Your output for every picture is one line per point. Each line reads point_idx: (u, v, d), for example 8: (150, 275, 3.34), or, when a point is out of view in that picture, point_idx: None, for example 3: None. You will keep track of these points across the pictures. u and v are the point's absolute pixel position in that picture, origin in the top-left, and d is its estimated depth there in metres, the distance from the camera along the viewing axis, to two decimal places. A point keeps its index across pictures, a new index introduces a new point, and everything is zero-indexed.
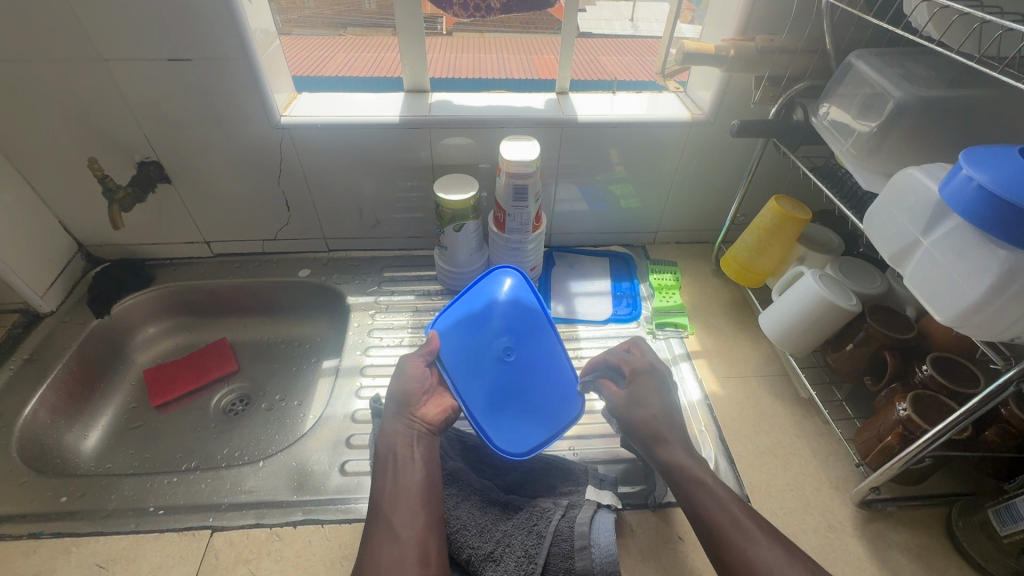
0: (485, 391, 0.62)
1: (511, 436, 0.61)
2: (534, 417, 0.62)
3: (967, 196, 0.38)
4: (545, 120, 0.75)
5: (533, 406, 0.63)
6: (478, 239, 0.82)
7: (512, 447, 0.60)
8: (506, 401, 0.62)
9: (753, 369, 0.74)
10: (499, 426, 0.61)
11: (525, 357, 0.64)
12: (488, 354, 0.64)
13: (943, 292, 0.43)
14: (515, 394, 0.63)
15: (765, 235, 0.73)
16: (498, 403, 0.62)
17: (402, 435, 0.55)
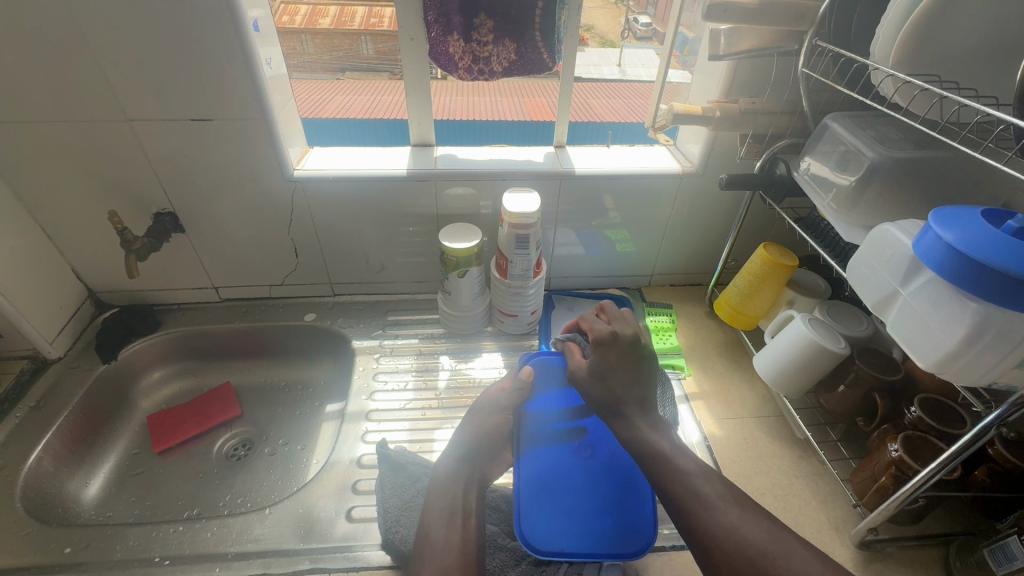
0: (543, 463, 0.63)
1: (541, 520, 0.59)
2: (570, 516, 0.59)
3: (937, 253, 0.42)
4: (544, 173, 0.80)
5: (576, 506, 0.60)
6: (481, 284, 0.85)
7: (536, 532, 0.58)
8: (556, 486, 0.62)
9: (749, 410, 0.76)
10: (536, 505, 0.60)
11: (593, 453, 0.64)
12: (566, 432, 0.66)
13: (922, 340, 0.46)
14: (567, 484, 0.62)
15: (755, 280, 0.76)
16: (549, 483, 0.62)
17: (464, 485, 0.59)
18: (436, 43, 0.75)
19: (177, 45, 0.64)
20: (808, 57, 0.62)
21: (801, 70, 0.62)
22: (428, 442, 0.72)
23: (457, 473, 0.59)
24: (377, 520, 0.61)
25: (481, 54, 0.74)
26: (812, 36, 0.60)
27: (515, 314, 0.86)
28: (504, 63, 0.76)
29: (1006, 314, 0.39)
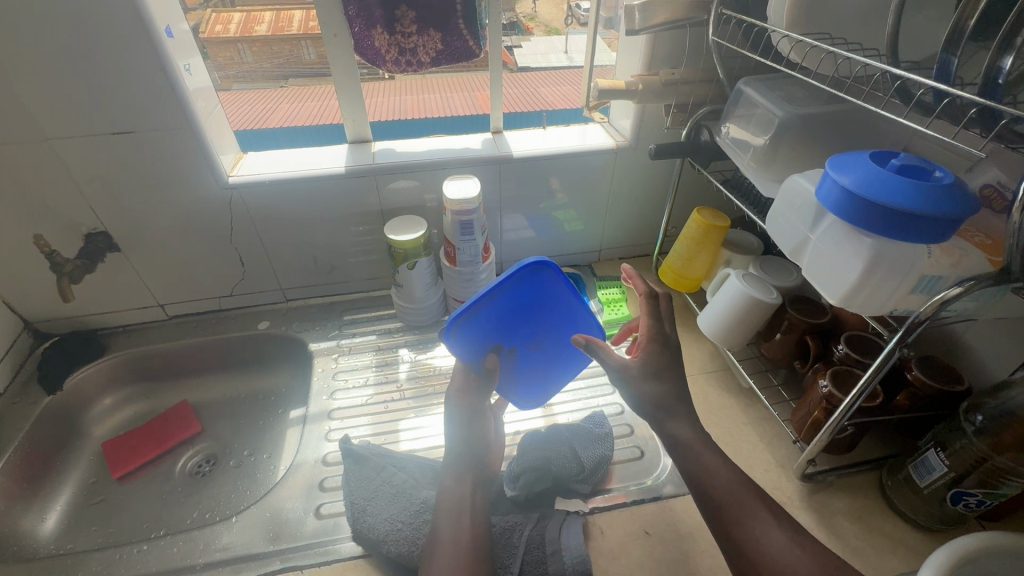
0: (516, 370, 0.70)
1: (535, 387, 0.72)
2: (557, 369, 0.73)
3: (834, 196, 0.46)
4: (484, 159, 0.82)
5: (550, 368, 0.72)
6: (432, 274, 0.86)
7: (515, 400, 0.72)
8: (538, 365, 0.71)
9: (699, 366, 0.79)
10: (534, 385, 0.72)
11: (548, 334, 0.69)
12: (514, 337, 0.67)
13: (831, 279, 0.49)
14: (537, 363, 0.71)
15: (693, 244, 0.80)
16: (522, 373, 0.70)
17: (460, 488, 0.56)
18: (361, 38, 0.75)
19: (87, 55, 0.62)
20: (716, 26, 0.65)
21: (711, 39, 0.65)
22: (393, 433, 0.73)
23: (460, 478, 0.57)
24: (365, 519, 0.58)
25: (407, 45, 0.75)
26: (718, 5, 0.63)
27: None
28: (431, 53, 0.76)
29: (895, 245, 0.43)
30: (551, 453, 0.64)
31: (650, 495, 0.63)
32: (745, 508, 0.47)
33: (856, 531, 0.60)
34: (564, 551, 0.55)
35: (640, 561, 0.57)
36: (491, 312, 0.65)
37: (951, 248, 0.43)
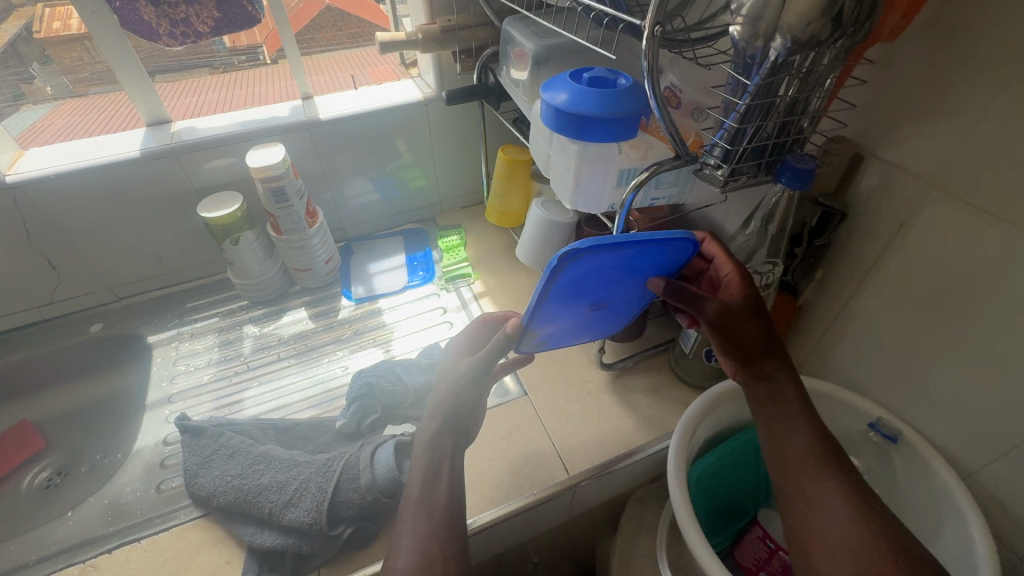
0: (565, 326, 0.57)
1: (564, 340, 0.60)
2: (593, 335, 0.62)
3: (547, 113, 0.52)
4: (290, 125, 0.83)
5: (587, 330, 0.60)
6: (263, 248, 0.86)
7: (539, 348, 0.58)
8: (584, 327, 0.59)
9: (527, 292, 0.87)
10: (564, 339, 0.60)
11: (617, 303, 0.56)
12: (590, 297, 0.53)
13: (564, 187, 0.56)
14: (587, 326, 0.59)
15: (504, 181, 0.86)
16: (563, 331, 0.57)
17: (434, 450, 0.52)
18: (125, 12, 0.72)
19: None
20: None
21: None
22: (236, 403, 0.75)
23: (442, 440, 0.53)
24: (275, 492, 0.56)
25: (177, 16, 0.74)
26: None
27: (310, 267, 0.89)
28: (209, 22, 0.77)
29: (593, 146, 0.51)
30: (377, 380, 0.69)
31: None
32: (817, 479, 0.46)
33: (647, 401, 0.71)
34: (375, 464, 0.56)
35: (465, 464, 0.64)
36: (595, 265, 0.47)
37: (638, 143, 0.52)
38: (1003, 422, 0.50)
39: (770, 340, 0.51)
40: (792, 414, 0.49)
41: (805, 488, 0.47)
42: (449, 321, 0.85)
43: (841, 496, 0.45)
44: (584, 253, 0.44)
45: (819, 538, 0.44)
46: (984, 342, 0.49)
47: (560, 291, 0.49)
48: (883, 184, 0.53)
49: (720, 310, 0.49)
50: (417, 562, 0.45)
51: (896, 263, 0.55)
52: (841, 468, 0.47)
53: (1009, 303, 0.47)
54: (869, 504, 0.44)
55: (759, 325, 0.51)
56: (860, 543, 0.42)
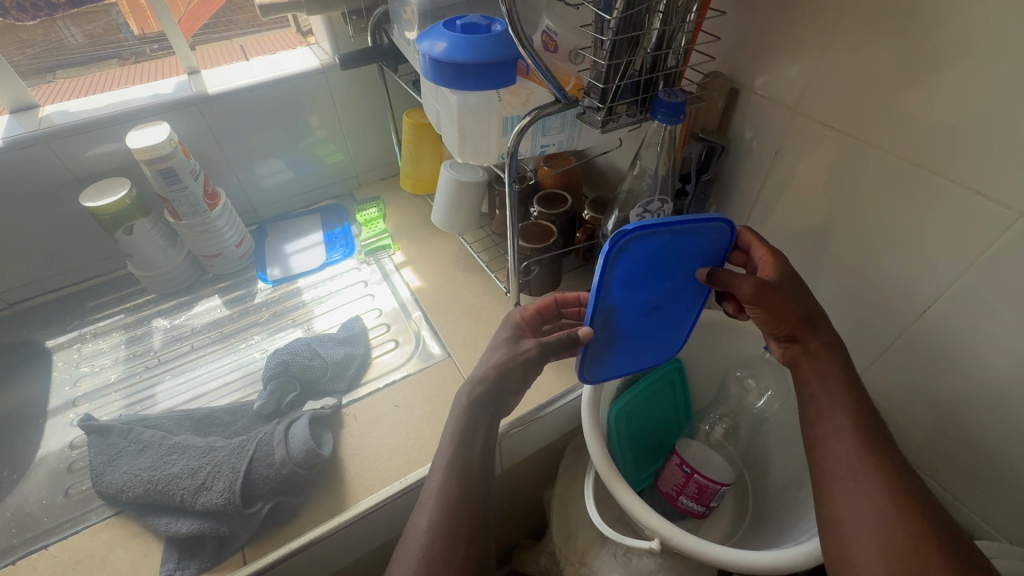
0: (615, 343, 0.54)
1: (619, 364, 0.57)
2: (644, 360, 0.58)
3: (424, 64, 0.51)
4: (176, 102, 0.78)
5: (641, 352, 0.57)
6: (163, 236, 0.82)
7: (593, 366, 0.55)
8: (636, 347, 0.56)
9: (448, 257, 0.87)
10: (620, 363, 0.56)
11: (667, 314, 0.54)
12: (639, 304, 0.51)
13: (453, 141, 0.56)
14: (640, 346, 0.56)
15: (412, 147, 0.84)
16: (616, 348, 0.55)
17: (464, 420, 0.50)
18: None
19: None
20: None
21: None
22: (149, 398, 0.72)
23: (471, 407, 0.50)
24: (188, 478, 0.55)
25: None
26: None
27: (219, 253, 0.85)
28: None
29: (472, 95, 0.50)
30: (291, 358, 0.68)
31: (400, 374, 0.71)
32: (856, 469, 0.44)
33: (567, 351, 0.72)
34: (290, 440, 0.57)
35: (389, 430, 0.64)
36: (642, 260, 0.47)
37: (518, 90, 0.52)
38: (873, 329, 0.55)
39: (811, 310, 0.48)
40: (828, 383, 0.47)
41: (833, 462, 0.45)
42: (371, 294, 0.83)
43: (865, 471, 0.43)
44: (634, 233, 0.44)
45: (843, 517, 0.43)
46: (856, 256, 0.53)
47: (610, 285, 0.48)
48: (757, 116, 0.56)
49: (758, 285, 0.46)
50: (440, 528, 0.45)
51: (777, 190, 0.58)
52: (876, 443, 0.44)
53: (870, 217, 0.50)
54: (901, 481, 0.42)
55: (797, 297, 0.48)
56: (885, 539, 0.40)
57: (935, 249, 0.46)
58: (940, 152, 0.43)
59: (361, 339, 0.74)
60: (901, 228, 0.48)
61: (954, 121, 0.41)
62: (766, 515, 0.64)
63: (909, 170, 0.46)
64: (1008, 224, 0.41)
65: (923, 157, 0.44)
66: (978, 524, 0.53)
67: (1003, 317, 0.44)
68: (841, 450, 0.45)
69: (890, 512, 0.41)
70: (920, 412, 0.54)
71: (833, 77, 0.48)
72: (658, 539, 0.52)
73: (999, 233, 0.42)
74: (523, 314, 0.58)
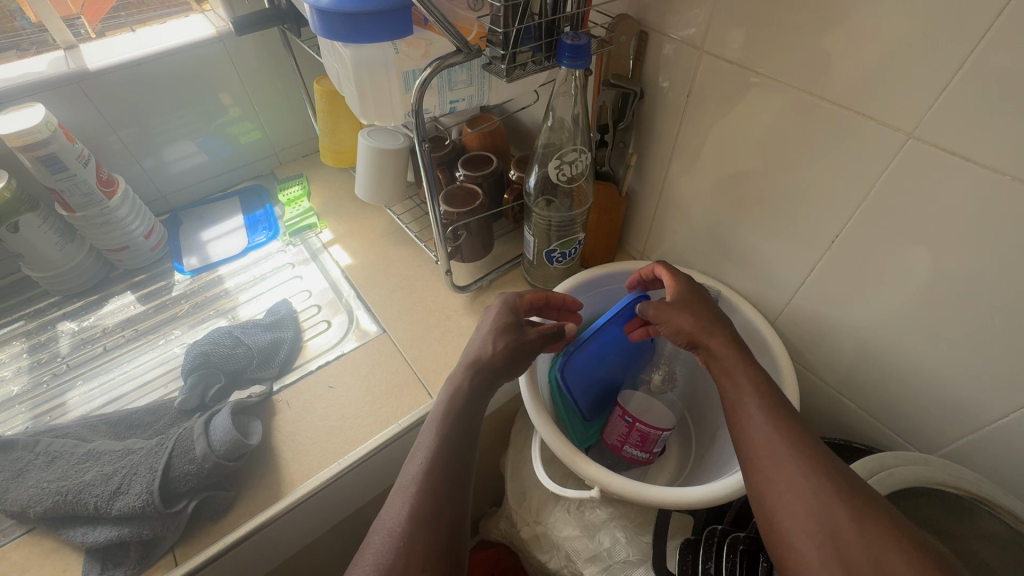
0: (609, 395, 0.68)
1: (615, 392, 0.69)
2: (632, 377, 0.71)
3: (311, 17, 0.47)
4: (50, 81, 0.70)
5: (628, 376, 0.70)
6: (58, 232, 0.74)
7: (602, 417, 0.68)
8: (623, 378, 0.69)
9: (379, 231, 0.83)
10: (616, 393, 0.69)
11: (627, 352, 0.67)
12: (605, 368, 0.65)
13: (357, 103, 0.52)
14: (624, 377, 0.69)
15: (328, 117, 0.79)
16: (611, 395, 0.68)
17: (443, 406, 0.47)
18: None
19: None
20: None
21: None
22: (59, 407, 0.66)
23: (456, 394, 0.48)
24: (102, 485, 0.51)
25: None
26: None
27: (125, 246, 0.78)
28: None
29: (368, 49, 0.47)
30: (212, 348, 0.64)
31: (335, 354, 0.68)
32: (770, 443, 0.41)
33: None
34: (211, 433, 0.54)
35: (325, 412, 0.62)
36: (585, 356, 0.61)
37: (417, 41, 0.49)
38: (789, 265, 0.56)
39: (709, 318, 0.51)
40: (736, 376, 0.46)
41: (750, 443, 0.42)
42: (299, 275, 0.80)
43: (775, 444, 0.40)
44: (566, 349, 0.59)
45: (771, 498, 0.39)
46: (769, 194, 0.54)
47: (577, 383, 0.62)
48: (668, 59, 0.55)
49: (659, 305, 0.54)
50: (417, 511, 0.39)
51: (692, 135, 0.58)
52: (789, 419, 0.42)
53: (778, 154, 0.51)
54: (814, 451, 0.40)
55: (692, 302, 0.52)
56: (813, 511, 0.37)
57: (837, 179, 0.47)
58: (834, 81, 0.43)
59: (291, 322, 0.71)
60: (807, 161, 0.49)
61: (844, 49, 0.42)
62: (706, 453, 0.66)
63: (808, 102, 0.46)
64: (900, 148, 0.42)
65: (819, 88, 0.45)
66: (891, 439, 0.56)
67: (900, 241, 0.46)
68: (752, 427, 0.42)
69: (812, 482, 0.38)
70: (837, 340, 0.56)
71: (732, 13, 0.47)
72: (597, 487, 0.52)
73: (892, 156, 0.43)
74: (516, 299, 0.57)
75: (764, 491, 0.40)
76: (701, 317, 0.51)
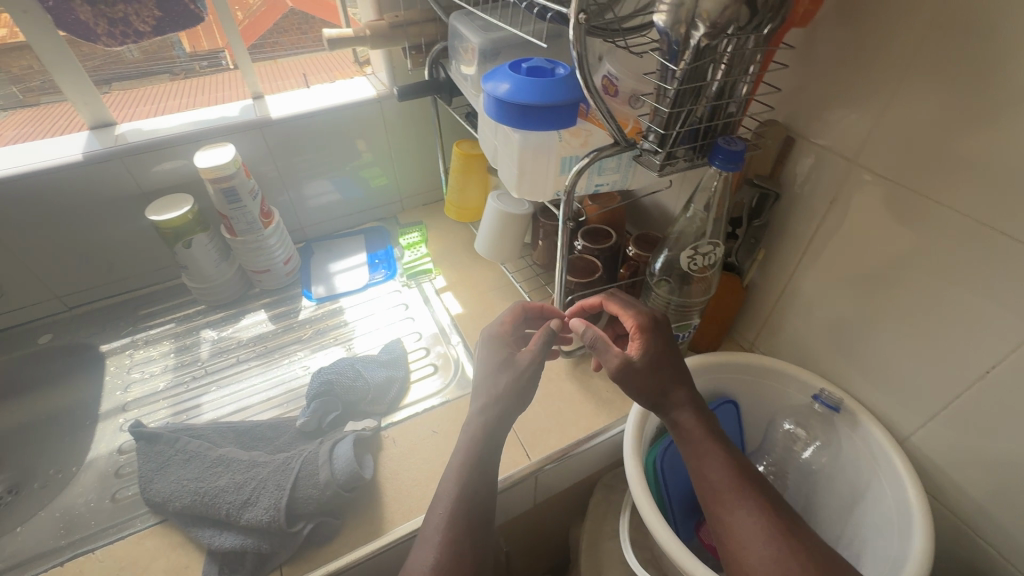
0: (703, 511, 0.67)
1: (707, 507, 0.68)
2: None
3: (489, 103, 0.53)
4: (240, 125, 0.82)
5: None
6: (218, 250, 0.85)
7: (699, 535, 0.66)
8: None
9: (488, 285, 0.88)
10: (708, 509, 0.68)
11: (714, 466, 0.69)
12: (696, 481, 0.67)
13: (511, 177, 0.57)
14: None
15: (461, 176, 0.87)
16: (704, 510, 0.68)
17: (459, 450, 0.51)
18: (60, 12, 0.70)
19: None
20: None
21: None
22: (195, 408, 0.73)
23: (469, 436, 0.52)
24: (235, 492, 0.56)
25: (115, 15, 0.73)
26: None
27: (267, 269, 0.88)
28: (150, 21, 0.75)
29: (536, 135, 0.52)
30: (336, 378, 0.69)
31: (440, 400, 0.71)
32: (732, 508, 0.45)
33: (607, 387, 0.72)
34: (334, 461, 0.58)
35: (428, 455, 0.65)
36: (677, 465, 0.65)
37: (578, 131, 0.53)
38: (929, 388, 0.53)
39: (673, 370, 0.54)
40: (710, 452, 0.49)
41: (727, 521, 0.45)
42: (411, 317, 0.85)
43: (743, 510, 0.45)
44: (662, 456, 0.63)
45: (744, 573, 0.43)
46: (914, 312, 0.52)
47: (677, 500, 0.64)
48: (814, 167, 0.56)
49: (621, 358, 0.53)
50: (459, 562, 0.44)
51: (830, 241, 0.58)
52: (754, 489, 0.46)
53: (931, 275, 0.49)
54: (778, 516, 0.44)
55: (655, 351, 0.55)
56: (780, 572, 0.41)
57: (1001, 308, 0.45)
58: (1007, 212, 0.42)
59: (401, 363, 0.75)
60: (967, 288, 0.47)
61: None
62: None
63: (975, 230, 0.45)
64: None
65: (990, 218, 0.44)
66: None
67: None
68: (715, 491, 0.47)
69: (784, 567, 0.41)
70: (981, 478, 0.52)
71: (896, 135, 0.48)
72: None
73: None
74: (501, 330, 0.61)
75: (736, 553, 0.44)
76: (658, 374, 0.53)
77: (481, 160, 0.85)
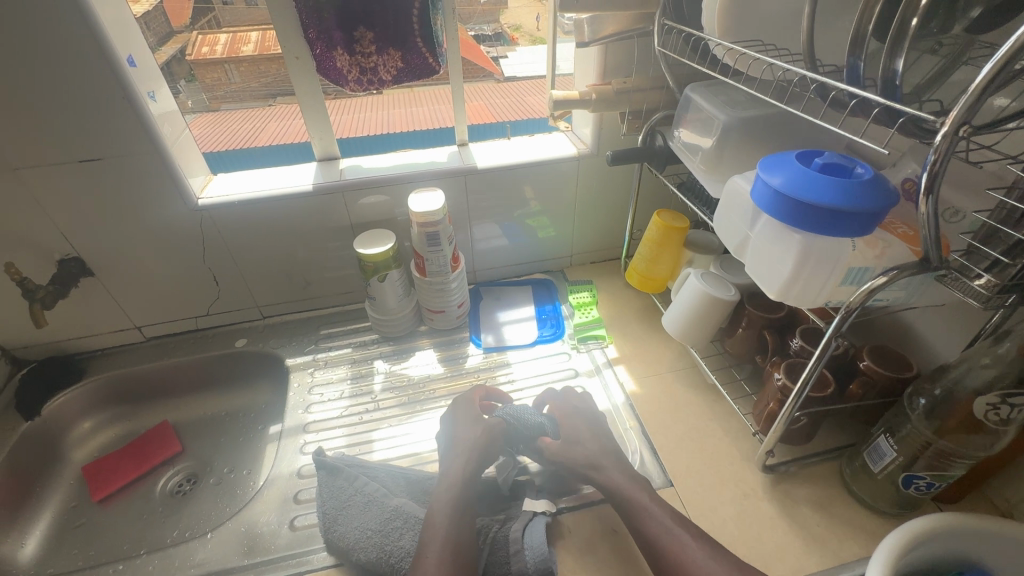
0: None
1: None
2: None
3: (767, 195, 0.47)
4: (448, 171, 0.84)
5: None
6: (404, 286, 0.87)
7: None
8: None
9: (667, 365, 0.82)
10: None
11: None
12: None
13: (769, 273, 0.51)
14: None
15: (655, 246, 0.82)
16: None
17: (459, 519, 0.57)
18: (323, 60, 0.74)
19: (48, 85, 0.63)
20: (661, 36, 0.67)
21: (657, 50, 0.67)
22: (368, 444, 0.74)
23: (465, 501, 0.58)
24: None
25: (367, 65, 0.74)
26: (661, 17, 0.66)
27: (443, 310, 0.89)
28: (392, 71, 0.75)
29: (824, 238, 0.46)
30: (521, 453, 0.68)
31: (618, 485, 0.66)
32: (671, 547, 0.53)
33: (818, 521, 0.61)
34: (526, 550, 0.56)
35: (607, 557, 0.59)
36: None
37: (874, 240, 0.46)
38: None
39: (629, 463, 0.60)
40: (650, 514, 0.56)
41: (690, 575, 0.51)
42: (582, 386, 0.80)
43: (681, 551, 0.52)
44: None
45: None
46: None
47: None
48: None
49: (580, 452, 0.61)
50: None
51: None
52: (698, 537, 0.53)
53: None
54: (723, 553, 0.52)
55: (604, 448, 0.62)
56: None
57: None
58: None
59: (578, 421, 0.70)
60: None
61: None
62: None
63: None
64: None
65: None
66: None
67: None
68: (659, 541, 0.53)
69: None
70: None
71: None
72: None
73: None
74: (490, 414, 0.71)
75: None
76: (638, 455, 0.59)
77: (682, 232, 0.79)
